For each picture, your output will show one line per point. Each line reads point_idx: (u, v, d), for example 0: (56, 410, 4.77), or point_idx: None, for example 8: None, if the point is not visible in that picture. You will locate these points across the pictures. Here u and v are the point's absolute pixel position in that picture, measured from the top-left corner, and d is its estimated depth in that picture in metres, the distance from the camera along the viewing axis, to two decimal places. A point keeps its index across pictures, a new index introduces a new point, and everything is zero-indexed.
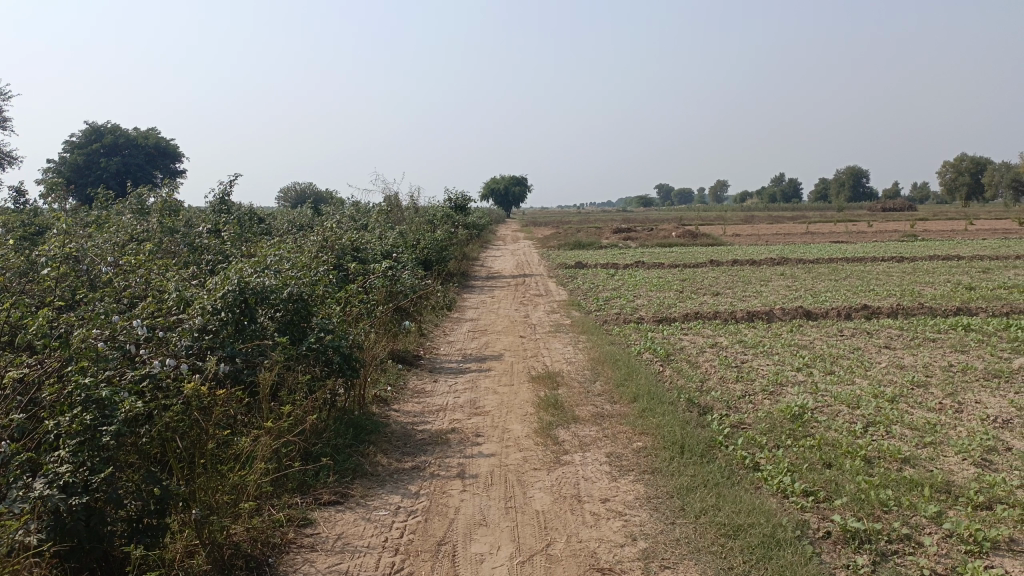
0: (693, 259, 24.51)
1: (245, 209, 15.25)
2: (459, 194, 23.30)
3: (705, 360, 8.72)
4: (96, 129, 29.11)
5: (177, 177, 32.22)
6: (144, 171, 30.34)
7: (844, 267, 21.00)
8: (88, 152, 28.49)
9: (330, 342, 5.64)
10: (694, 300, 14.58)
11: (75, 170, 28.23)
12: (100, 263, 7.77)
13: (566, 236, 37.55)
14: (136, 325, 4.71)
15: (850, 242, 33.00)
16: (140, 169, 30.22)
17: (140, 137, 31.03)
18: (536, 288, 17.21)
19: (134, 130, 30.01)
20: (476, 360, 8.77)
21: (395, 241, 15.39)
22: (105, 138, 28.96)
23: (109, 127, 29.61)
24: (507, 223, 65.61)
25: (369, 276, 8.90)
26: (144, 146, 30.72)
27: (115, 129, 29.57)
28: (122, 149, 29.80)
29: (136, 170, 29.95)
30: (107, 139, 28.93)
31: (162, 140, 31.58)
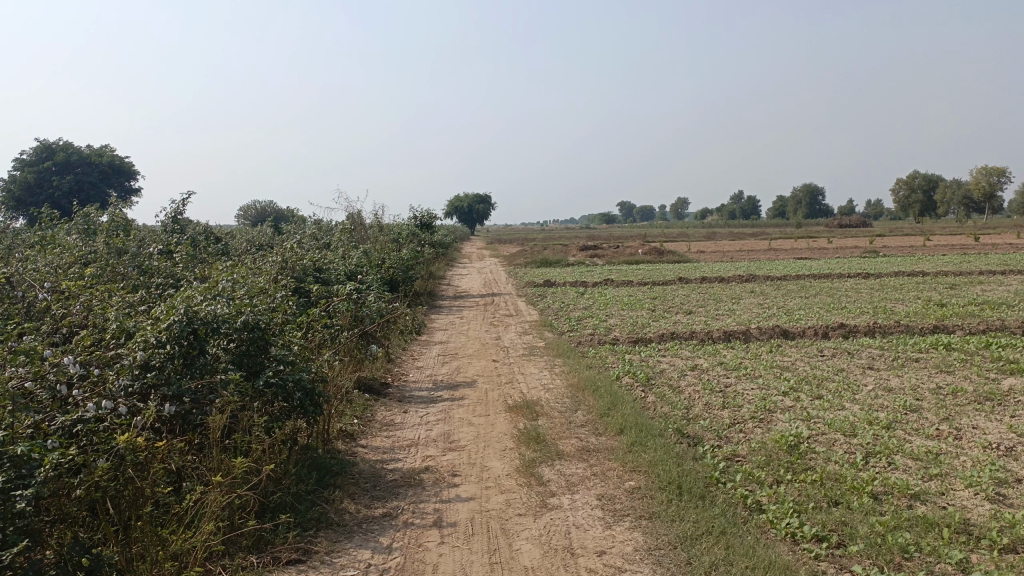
0: (662, 276, 24.34)
1: (201, 228, 14.59)
2: (425, 212, 22.82)
3: (687, 384, 8.35)
4: (48, 146, 28.11)
5: (132, 195, 31.23)
6: (99, 190, 29.37)
7: (813, 284, 20.96)
8: (39, 170, 27.47)
9: (291, 377, 5.13)
10: (668, 319, 14.26)
11: (25, 189, 27.22)
12: (36, 288, 7.16)
13: (532, 253, 37.27)
14: (67, 362, 4.17)
15: (813, 258, 33.31)
16: (94, 188, 29.24)
17: (94, 155, 30.05)
18: (506, 307, 16.78)
19: (88, 147, 29.06)
20: (448, 388, 8.27)
21: (360, 261, 14.84)
22: (57, 156, 27.98)
23: (62, 145, 28.63)
24: (471, 241, 65.24)
25: (333, 299, 8.37)
26: (98, 163, 29.75)
27: (67, 146, 28.60)
28: (74, 167, 28.82)
29: (90, 189, 28.96)
30: (60, 156, 27.96)
31: (118, 158, 30.60)
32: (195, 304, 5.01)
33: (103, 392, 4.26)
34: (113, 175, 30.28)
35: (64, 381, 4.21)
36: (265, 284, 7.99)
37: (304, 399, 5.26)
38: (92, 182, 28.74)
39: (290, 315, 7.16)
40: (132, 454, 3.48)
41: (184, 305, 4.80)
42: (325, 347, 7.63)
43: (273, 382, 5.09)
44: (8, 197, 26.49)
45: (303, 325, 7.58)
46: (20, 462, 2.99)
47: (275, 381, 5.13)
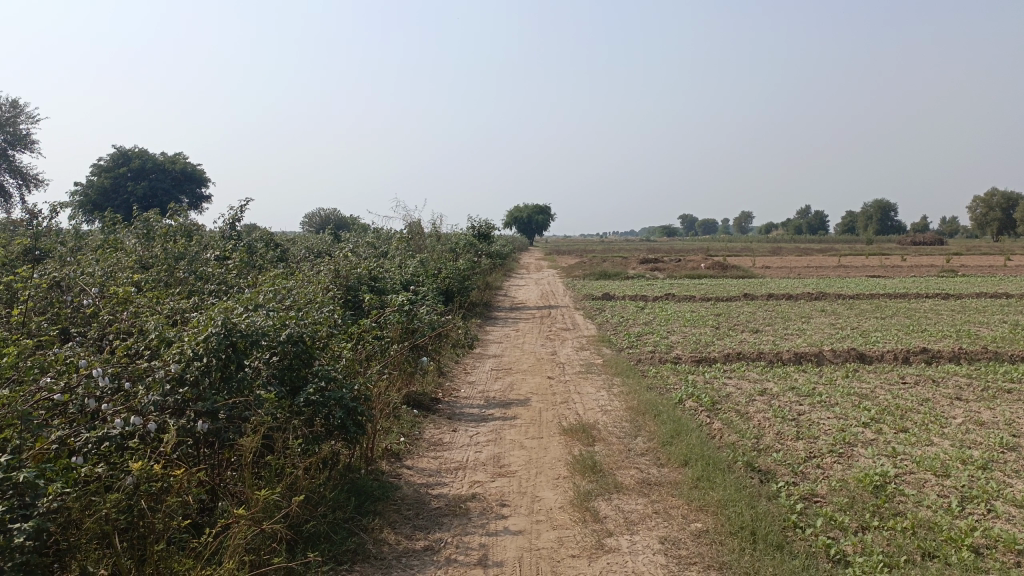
0: (725, 292, 23.54)
1: (260, 235, 14.63)
2: (484, 222, 22.60)
3: (756, 411, 7.78)
4: (123, 153, 28.99)
5: (201, 200, 31.94)
6: (171, 196, 30.11)
7: (888, 304, 19.91)
8: (115, 175, 28.32)
9: (333, 395, 4.83)
10: (733, 338, 13.61)
11: (101, 194, 28.08)
12: (86, 292, 7.08)
13: (592, 266, 36.72)
14: (96, 374, 3.95)
15: (887, 276, 31.91)
16: (165, 195, 29.98)
17: (167, 162, 30.85)
18: (563, 321, 16.38)
19: (161, 154, 29.87)
20: (500, 406, 7.88)
21: (416, 271, 14.63)
22: (132, 163, 28.82)
23: (137, 152, 29.48)
24: (530, 252, 65.06)
25: (384, 310, 8.10)
26: (170, 169, 30.49)
27: (142, 154, 29.42)
28: (148, 173, 29.62)
29: (162, 196, 29.71)
30: (134, 163, 28.80)
31: (190, 165, 31.33)
32: (234, 315, 4.77)
33: (131, 408, 4.03)
34: (184, 181, 31.03)
35: (93, 396, 3.99)
36: (314, 294, 7.77)
37: (345, 418, 4.95)
38: (164, 187, 29.48)
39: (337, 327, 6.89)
40: (148, 482, 3.21)
41: (222, 316, 4.56)
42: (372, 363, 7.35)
43: (312, 400, 4.79)
44: (84, 201, 27.37)
45: (351, 338, 7.32)
46: (24, 489, 2.73)
47: (315, 400, 4.84)
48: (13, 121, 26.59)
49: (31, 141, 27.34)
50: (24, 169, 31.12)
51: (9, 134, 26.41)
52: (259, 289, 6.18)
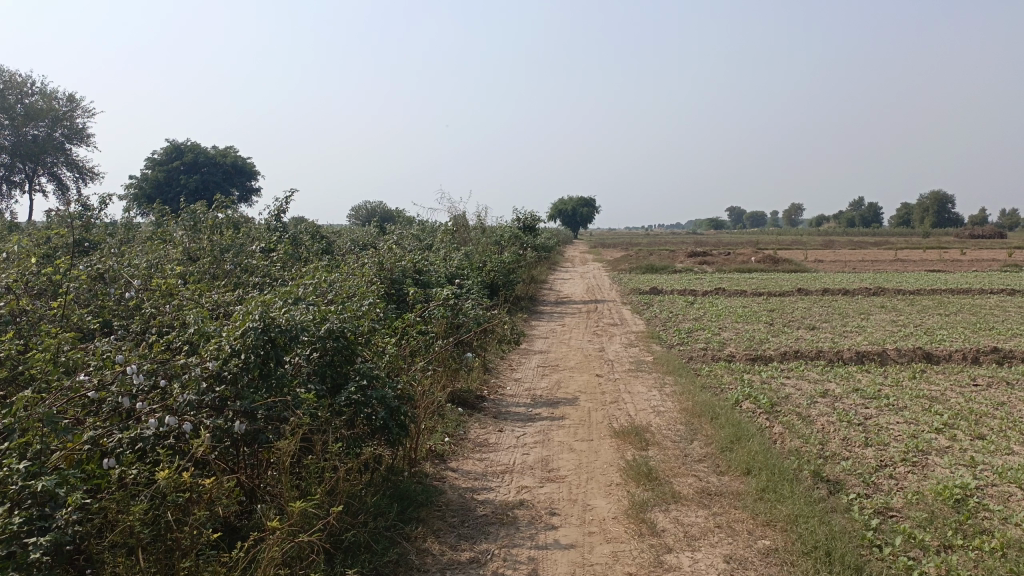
0: (777, 287, 22.88)
1: (305, 228, 14.57)
2: (529, 214, 22.30)
3: (818, 415, 7.36)
4: (177, 146, 29.42)
5: (251, 193, 32.30)
6: (222, 189, 30.48)
7: (950, 299, 19.06)
8: (168, 168, 28.78)
9: (378, 393, 4.58)
10: (789, 335, 13.11)
11: (155, 186, 28.55)
12: (130, 285, 7.00)
13: (638, 258, 36.19)
14: (129, 372, 3.79)
15: (947, 271, 30.70)
16: (217, 187, 30.35)
17: (218, 155, 31.24)
18: (610, 315, 16.01)
19: (213, 147, 30.23)
20: (547, 405, 7.60)
21: (461, 264, 14.42)
22: (185, 156, 29.23)
23: (189, 145, 29.89)
24: (575, 244, 64.58)
25: (428, 305, 7.88)
26: (221, 162, 30.83)
27: (194, 147, 29.82)
28: (200, 166, 30.06)
29: (214, 188, 30.09)
30: (187, 156, 29.21)
31: (241, 158, 31.67)
32: (274, 310, 4.56)
33: (166, 408, 3.85)
34: (235, 174, 31.36)
35: (128, 393, 3.83)
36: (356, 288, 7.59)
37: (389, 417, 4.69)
38: (215, 180, 29.87)
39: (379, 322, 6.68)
40: (177, 490, 3.03)
41: (260, 311, 4.35)
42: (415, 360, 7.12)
43: (356, 398, 4.55)
44: (139, 194, 27.85)
45: (394, 334, 7.11)
46: (43, 501, 2.56)
47: (359, 397, 4.60)
48: (71, 116, 27.16)
49: (88, 135, 27.90)
50: (82, 163, 31.87)
51: (67, 127, 26.97)
52: (301, 282, 6.00)
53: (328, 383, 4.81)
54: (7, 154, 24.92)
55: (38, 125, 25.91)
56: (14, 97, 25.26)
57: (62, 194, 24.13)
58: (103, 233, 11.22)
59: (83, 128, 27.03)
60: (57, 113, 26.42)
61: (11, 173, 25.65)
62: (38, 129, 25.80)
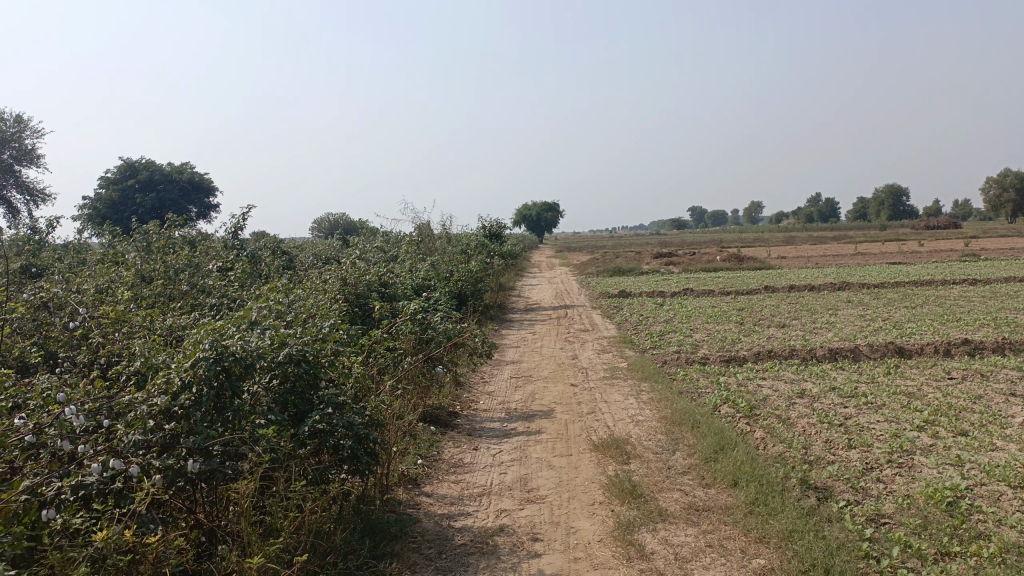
0: (745, 285, 22.94)
1: (266, 244, 14.16)
2: (495, 221, 22.07)
3: (798, 418, 7.21)
4: (131, 164, 28.65)
5: (211, 210, 31.61)
6: (180, 206, 29.75)
7: (915, 292, 19.25)
8: (124, 187, 28.03)
9: (345, 420, 4.30)
10: (760, 334, 13.04)
11: (110, 206, 27.75)
12: (77, 312, 6.61)
13: (605, 262, 36.20)
14: (67, 414, 3.48)
15: (907, 263, 31.16)
16: (175, 205, 29.61)
17: (175, 172, 30.49)
18: (581, 321, 15.81)
19: (169, 164, 29.51)
20: (523, 419, 7.35)
21: (427, 275, 14.12)
22: (141, 174, 28.48)
23: (145, 163, 29.13)
24: (541, 249, 64.50)
25: (395, 320, 7.59)
26: (179, 179, 30.12)
27: (150, 164, 29.09)
28: (156, 185, 29.34)
29: (172, 206, 29.35)
30: (143, 174, 28.46)
31: (199, 174, 30.95)
32: (228, 337, 4.26)
33: (111, 450, 3.53)
34: (193, 191, 30.67)
35: (67, 436, 3.51)
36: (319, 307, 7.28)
37: (357, 444, 4.41)
38: (173, 198, 29.16)
39: (345, 342, 6.39)
40: None
41: (212, 338, 4.05)
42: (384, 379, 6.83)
43: (321, 426, 4.26)
44: (93, 214, 27.04)
45: (360, 353, 6.81)
46: None
47: (324, 425, 4.32)
48: (20, 137, 26.31)
49: (38, 156, 27.06)
50: (33, 184, 30.91)
51: (15, 148, 26.08)
52: (259, 304, 5.68)
53: (290, 411, 4.51)
54: None
55: None
56: None
57: (12, 217, 23.35)
58: (51, 257, 10.73)
59: (33, 148, 26.20)
60: (4, 134, 25.57)
61: None
62: None
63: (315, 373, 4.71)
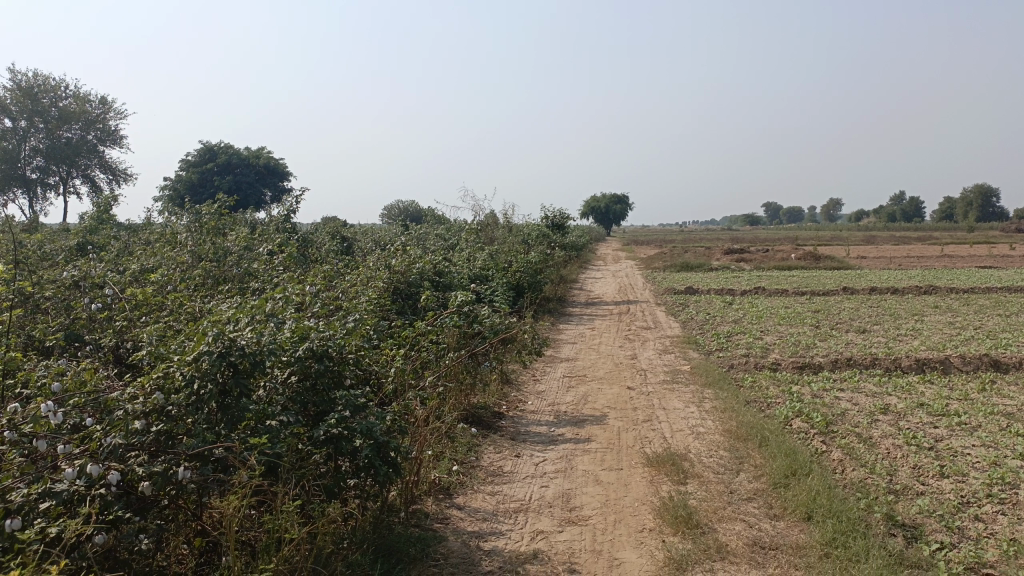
0: (821, 285, 21.77)
1: (323, 231, 13.95)
2: (559, 212, 21.47)
3: (881, 439, 6.44)
4: (210, 148, 29.18)
5: (284, 194, 32.00)
6: (255, 190, 30.16)
7: (1009, 298, 17.82)
8: (202, 171, 28.65)
9: (369, 424, 3.84)
10: (838, 339, 12.12)
11: (189, 188, 28.36)
12: (109, 292, 6.36)
13: (673, 256, 35.26)
14: (47, 412, 3.13)
15: (1000, 267, 29.23)
16: (250, 189, 30.01)
17: (253, 156, 30.91)
18: (644, 318, 15.11)
19: (246, 148, 29.94)
20: (572, 424, 6.81)
21: (485, 265, 13.65)
22: (219, 157, 28.98)
23: (223, 146, 29.63)
24: (608, 242, 63.53)
25: (440, 313, 7.11)
26: (254, 164, 30.49)
27: (228, 148, 29.58)
28: (234, 168, 29.78)
29: (248, 190, 29.78)
30: (221, 158, 28.94)
31: (273, 159, 31.30)
32: (239, 328, 3.85)
33: (91, 453, 3.16)
34: (267, 175, 31.04)
35: (47, 434, 3.16)
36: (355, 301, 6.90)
37: (379, 451, 3.93)
38: (248, 182, 29.58)
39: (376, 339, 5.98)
40: None
41: (218, 331, 3.64)
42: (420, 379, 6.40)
43: (339, 431, 3.81)
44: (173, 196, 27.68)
45: (396, 351, 6.40)
46: None
47: (344, 427, 3.87)
48: (104, 118, 26.96)
49: (120, 137, 27.73)
50: (115, 166, 31.81)
51: (99, 130, 26.80)
52: (284, 293, 5.30)
53: (309, 410, 4.10)
54: (42, 158, 24.84)
55: (71, 128, 25.79)
56: (48, 100, 25.10)
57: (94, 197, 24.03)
58: (108, 237, 10.70)
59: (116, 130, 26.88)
60: (89, 116, 26.24)
61: (45, 175, 25.53)
62: (71, 131, 25.70)
63: (339, 369, 4.28)
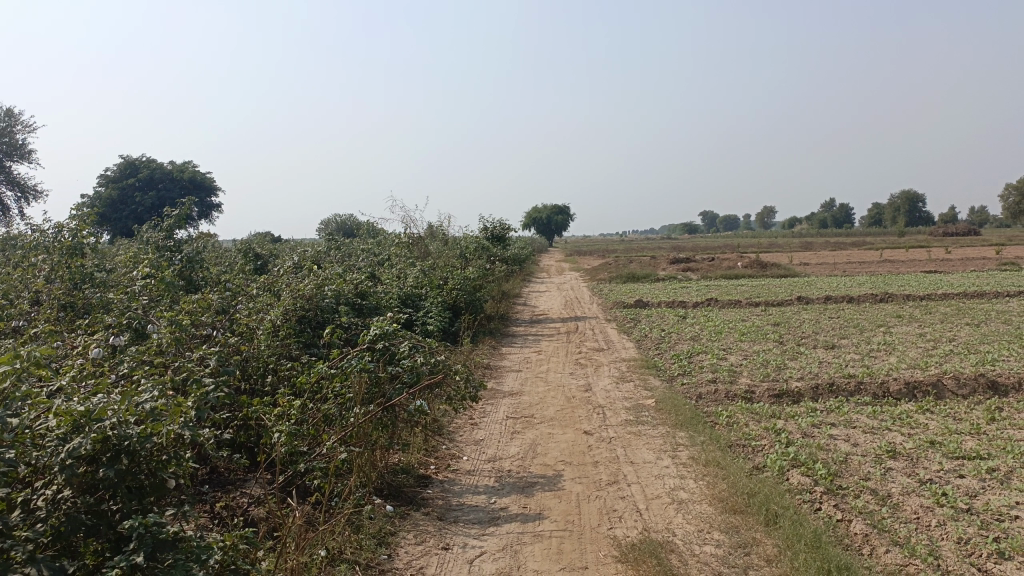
0: (775, 295, 20.86)
1: (231, 252, 12.16)
2: (499, 222, 20.01)
3: (903, 499, 5.15)
4: (131, 162, 26.81)
5: (213, 211, 29.83)
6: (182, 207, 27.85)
7: (967, 304, 17.16)
8: (122, 186, 26.07)
9: (182, 565, 2.59)
10: (808, 357, 10.98)
11: (108, 205, 25.85)
12: None
13: (619, 266, 34.42)
14: None
15: (942, 271, 29.09)
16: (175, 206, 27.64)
17: (177, 170, 28.60)
18: (594, 338, 13.73)
19: (170, 161, 27.60)
20: (519, 490, 5.33)
21: (416, 284, 12.11)
22: (142, 172, 26.57)
23: (145, 160, 27.26)
24: (551, 253, 62.57)
25: (348, 355, 5.57)
26: (180, 178, 28.17)
27: (150, 162, 27.23)
28: (159, 183, 27.30)
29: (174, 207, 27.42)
30: (144, 172, 26.51)
31: (200, 173, 29.05)
32: None
33: None
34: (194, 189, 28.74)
35: None
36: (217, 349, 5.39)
37: None
38: (173, 198, 27.21)
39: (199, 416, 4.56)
40: None
41: None
42: (297, 454, 4.98)
43: None
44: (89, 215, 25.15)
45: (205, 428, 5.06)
46: None
47: (142, 573, 2.55)
48: (11, 131, 24.40)
49: (27, 151, 25.12)
50: (23, 181, 29.00)
51: (6, 143, 24.21)
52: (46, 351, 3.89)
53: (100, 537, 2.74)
54: None
55: None
56: None
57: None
58: None
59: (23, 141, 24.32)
60: None
61: None
62: None
63: (151, 464, 2.89)
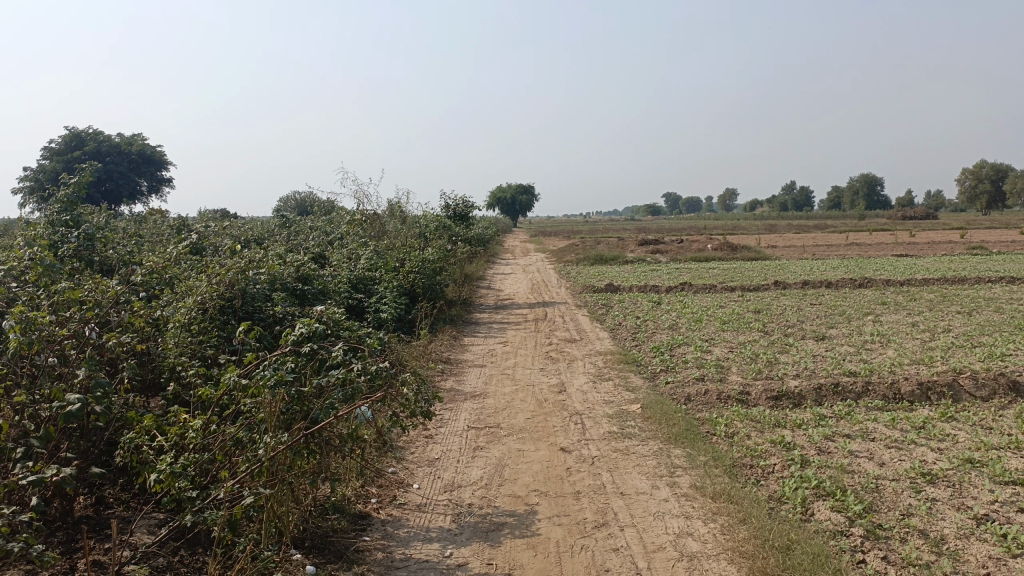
0: (750, 279, 19.97)
1: (160, 230, 10.77)
2: (462, 200, 18.73)
3: (963, 545, 4.10)
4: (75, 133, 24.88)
5: (163, 186, 28.06)
6: (129, 182, 26.08)
7: (951, 291, 16.38)
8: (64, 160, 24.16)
9: None
10: (800, 350, 9.99)
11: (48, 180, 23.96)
12: None
13: (587, 247, 33.45)
14: None
15: (914, 255, 28.63)
16: (122, 180, 25.82)
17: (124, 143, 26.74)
18: (564, 326, 12.64)
19: (116, 133, 25.70)
20: (481, 535, 4.19)
21: (369, 265, 10.86)
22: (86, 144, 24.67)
23: (90, 132, 25.38)
24: (516, 233, 61.42)
25: (263, 362, 4.36)
26: (128, 151, 26.39)
27: (96, 135, 25.35)
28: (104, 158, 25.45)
29: (120, 182, 25.60)
30: (89, 145, 24.64)
31: (150, 145, 27.22)
32: None
33: None
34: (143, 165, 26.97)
35: None
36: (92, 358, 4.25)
37: None
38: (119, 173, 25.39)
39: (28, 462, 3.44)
40: None
41: None
42: (186, 499, 3.76)
43: None
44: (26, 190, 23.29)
45: (60, 462, 3.89)
46: None
47: None
48: None
49: None
50: None
51: None
52: None
53: None
54: None
55: None
56: None
57: None
58: None
59: None
60: None
61: None
62: None
63: None
